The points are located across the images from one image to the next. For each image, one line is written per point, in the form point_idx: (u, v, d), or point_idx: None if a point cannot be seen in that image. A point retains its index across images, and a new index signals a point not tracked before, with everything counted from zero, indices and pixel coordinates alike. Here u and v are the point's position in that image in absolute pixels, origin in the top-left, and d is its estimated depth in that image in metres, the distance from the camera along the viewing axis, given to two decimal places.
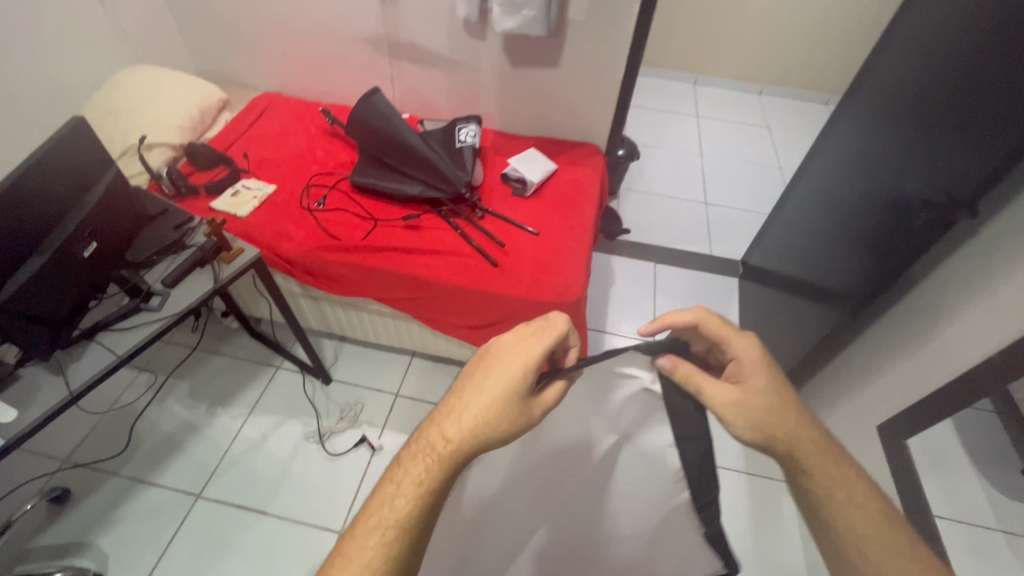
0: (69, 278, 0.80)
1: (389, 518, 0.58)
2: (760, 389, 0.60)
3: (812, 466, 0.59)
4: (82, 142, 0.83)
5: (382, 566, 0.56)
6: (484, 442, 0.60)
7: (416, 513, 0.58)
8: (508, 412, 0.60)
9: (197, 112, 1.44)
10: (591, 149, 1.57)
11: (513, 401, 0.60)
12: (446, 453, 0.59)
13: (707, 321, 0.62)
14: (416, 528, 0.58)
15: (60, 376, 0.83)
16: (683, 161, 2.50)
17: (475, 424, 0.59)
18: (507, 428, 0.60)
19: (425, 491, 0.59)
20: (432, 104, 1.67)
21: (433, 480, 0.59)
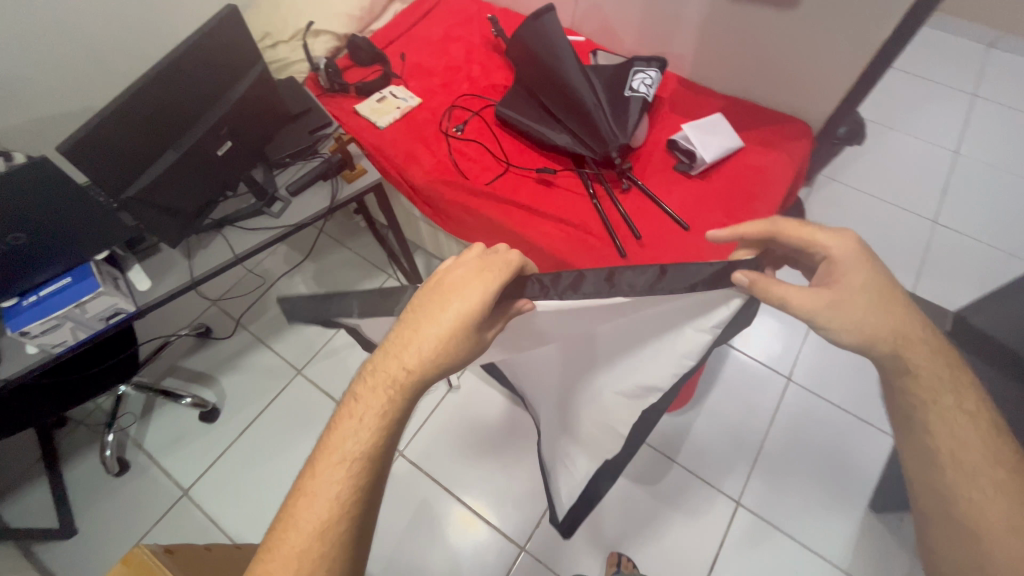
0: (202, 174, 0.82)
1: (344, 457, 0.53)
2: (858, 288, 0.54)
3: (916, 363, 0.54)
4: (232, 35, 0.81)
5: (340, 503, 0.52)
6: (436, 372, 0.55)
7: (375, 447, 0.54)
8: (458, 344, 0.55)
9: (367, 2, 1.37)
10: (798, 131, 1.21)
11: (465, 333, 0.55)
12: (401, 384, 0.54)
13: (783, 228, 0.59)
14: (378, 464, 0.54)
15: (187, 260, 0.90)
16: (925, 155, 1.87)
17: (429, 354, 0.54)
18: (455, 360, 0.55)
19: (386, 423, 0.54)
20: (615, 30, 1.40)
21: (391, 414, 0.54)
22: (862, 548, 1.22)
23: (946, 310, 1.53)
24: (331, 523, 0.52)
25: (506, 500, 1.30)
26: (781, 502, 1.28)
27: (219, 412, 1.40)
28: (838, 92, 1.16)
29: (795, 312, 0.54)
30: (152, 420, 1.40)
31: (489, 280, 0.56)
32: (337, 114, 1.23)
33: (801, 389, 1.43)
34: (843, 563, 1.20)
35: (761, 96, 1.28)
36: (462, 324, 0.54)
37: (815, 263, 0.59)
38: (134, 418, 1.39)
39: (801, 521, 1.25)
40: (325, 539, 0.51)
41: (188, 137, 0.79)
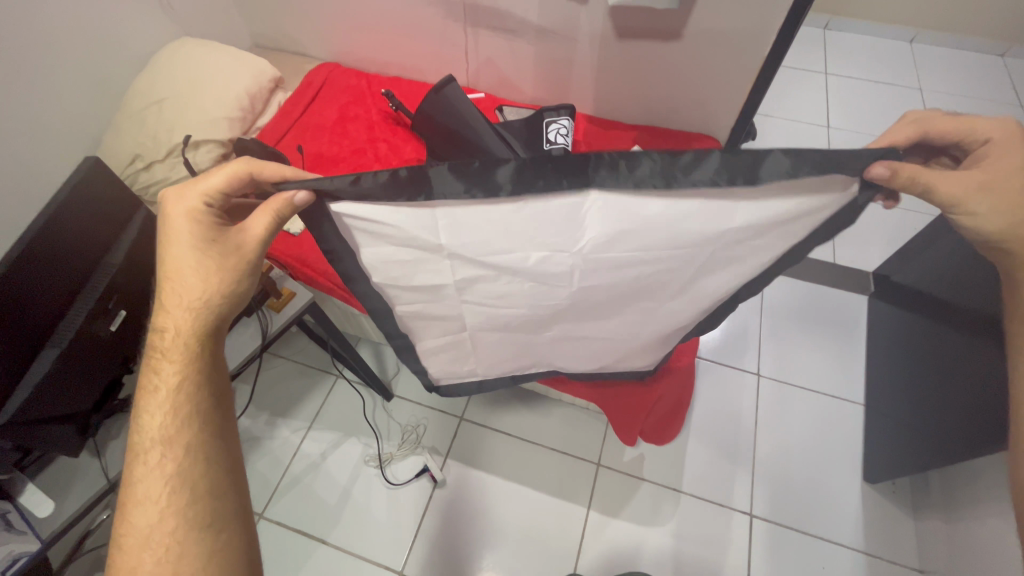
0: (97, 361, 0.68)
1: (160, 442, 0.55)
2: (1016, 169, 0.51)
3: None
4: (98, 190, 0.68)
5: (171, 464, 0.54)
6: (214, 299, 0.59)
7: (189, 382, 0.57)
8: (216, 267, 0.58)
9: (246, 98, 1.26)
10: (708, 147, 1.26)
11: (207, 257, 0.57)
12: (185, 334, 0.58)
13: (937, 122, 0.54)
14: (201, 396, 0.57)
15: (97, 460, 0.74)
16: (806, 135, 2.05)
17: (191, 293, 0.58)
18: (222, 284, 0.58)
19: (184, 376, 0.57)
20: (513, 81, 1.39)
21: (191, 363, 0.58)
22: (874, 525, 1.24)
23: (867, 272, 1.66)
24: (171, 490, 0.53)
25: None
26: (790, 501, 1.27)
27: None
28: (736, 105, 1.22)
29: (941, 199, 0.52)
30: None
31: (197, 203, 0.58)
32: None
33: (772, 381, 1.46)
34: (861, 544, 1.22)
35: (667, 120, 1.32)
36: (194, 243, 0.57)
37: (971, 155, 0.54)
38: None
39: (813, 513, 1.25)
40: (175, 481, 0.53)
41: (66, 324, 0.64)
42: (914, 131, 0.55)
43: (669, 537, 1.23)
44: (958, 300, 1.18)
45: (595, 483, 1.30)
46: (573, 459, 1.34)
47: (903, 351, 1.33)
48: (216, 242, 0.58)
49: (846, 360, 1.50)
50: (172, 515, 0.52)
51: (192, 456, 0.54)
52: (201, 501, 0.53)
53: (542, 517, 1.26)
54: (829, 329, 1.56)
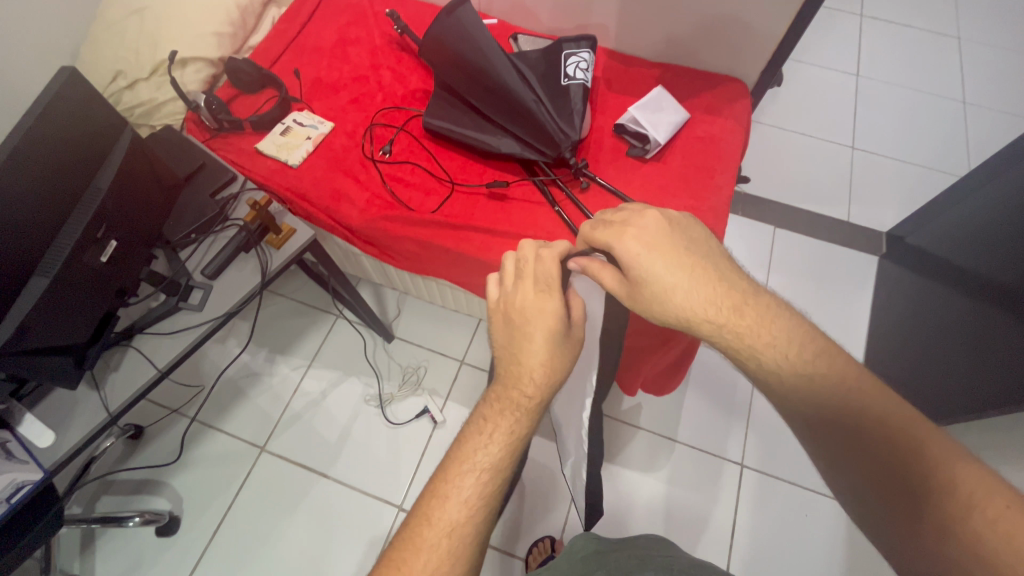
0: (90, 292, 0.64)
1: (464, 488, 0.55)
2: (648, 241, 0.59)
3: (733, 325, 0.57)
4: (79, 105, 0.62)
5: (468, 516, 0.54)
6: (555, 386, 0.61)
7: (516, 441, 0.58)
8: (546, 333, 0.60)
9: (237, 12, 1.14)
10: (735, 91, 1.17)
11: (548, 329, 0.60)
12: (539, 395, 0.59)
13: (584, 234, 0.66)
14: (510, 453, 0.58)
15: (96, 392, 0.72)
16: (833, 84, 1.94)
17: (550, 360, 0.60)
18: (547, 351, 0.59)
19: (518, 435, 0.58)
20: (530, 7, 1.27)
21: (526, 423, 0.59)
22: None
23: (880, 232, 1.62)
24: (461, 543, 0.53)
25: (519, 526, 1.22)
26: (780, 454, 1.30)
27: (177, 520, 1.21)
28: (772, 43, 1.12)
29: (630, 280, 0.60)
30: (98, 551, 1.17)
31: (556, 286, 0.61)
32: (237, 158, 1.03)
33: None
34: None
35: (693, 58, 1.23)
36: (557, 334, 0.60)
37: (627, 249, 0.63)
38: (75, 552, 1.17)
39: (802, 464, 1.29)
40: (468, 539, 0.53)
41: (53, 252, 0.60)
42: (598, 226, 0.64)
43: (660, 483, 1.27)
44: (976, 266, 1.15)
45: None
46: None
47: (912, 315, 1.32)
48: (569, 337, 0.61)
49: (850, 317, 1.49)
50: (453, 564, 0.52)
51: (476, 509, 0.55)
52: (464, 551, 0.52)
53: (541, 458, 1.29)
54: (836, 288, 1.54)
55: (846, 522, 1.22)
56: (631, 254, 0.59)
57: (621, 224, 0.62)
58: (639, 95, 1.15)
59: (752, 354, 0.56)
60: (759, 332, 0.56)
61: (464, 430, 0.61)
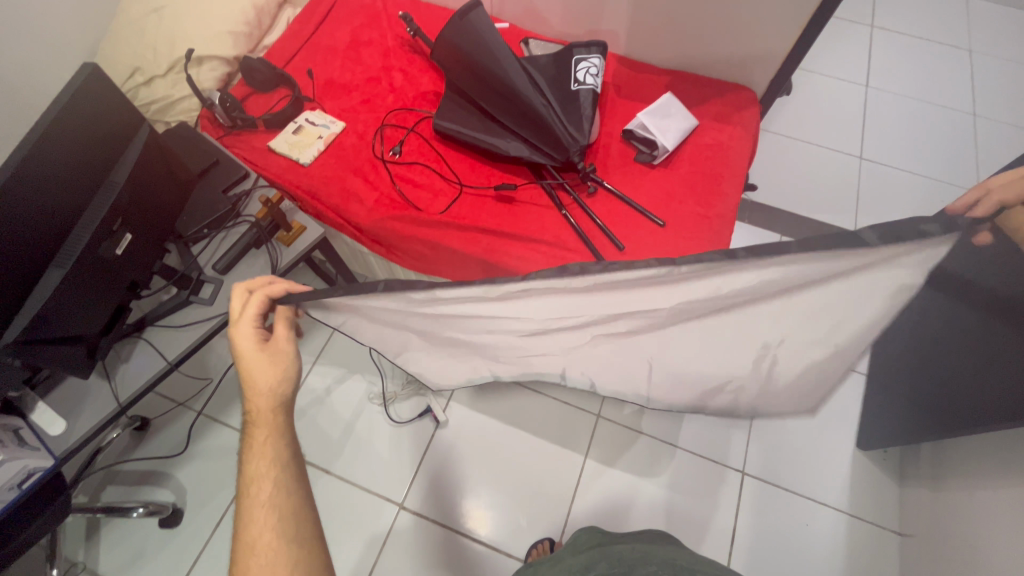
0: (104, 285, 0.65)
1: (265, 515, 0.57)
2: None
3: None
4: (100, 101, 0.63)
5: (279, 527, 0.57)
6: (284, 384, 0.65)
7: (280, 447, 0.62)
8: (247, 355, 0.63)
9: (253, 12, 1.16)
10: (744, 98, 1.18)
11: (252, 352, 0.63)
12: (271, 400, 0.64)
13: None
14: (283, 457, 0.62)
15: (107, 382, 0.73)
16: (842, 94, 1.94)
17: (264, 371, 0.64)
18: (258, 368, 0.63)
19: (275, 442, 0.62)
20: (542, 13, 1.28)
21: (278, 428, 0.63)
22: (863, 490, 1.26)
23: None
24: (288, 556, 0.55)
25: (521, 528, 1.22)
26: (780, 462, 1.30)
27: (180, 511, 1.22)
28: (783, 51, 1.13)
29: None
30: (103, 541, 1.19)
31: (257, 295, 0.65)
32: (250, 155, 1.04)
33: None
34: (846, 506, 1.25)
35: (703, 66, 1.23)
36: (256, 349, 0.64)
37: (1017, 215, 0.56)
38: (80, 542, 1.18)
39: (803, 473, 1.28)
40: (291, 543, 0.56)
41: (70, 245, 0.61)
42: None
43: (660, 488, 1.27)
44: None
45: (593, 429, 1.33)
46: (574, 409, 1.36)
47: None
48: (269, 344, 0.65)
49: None
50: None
51: (278, 523, 0.57)
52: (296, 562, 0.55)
53: (542, 460, 1.30)
54: None
55: (846, 533, 1.22)
56: None
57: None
58: (649, 101, 1.16)
59: None
60: None
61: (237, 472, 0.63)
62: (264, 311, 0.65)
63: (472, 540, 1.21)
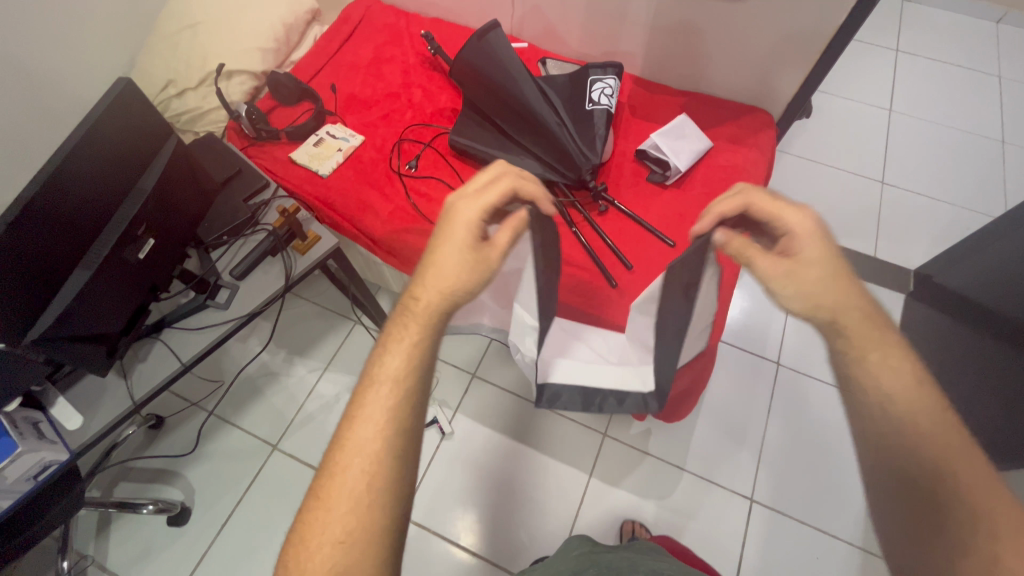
0: (124, 287, 0.68)
1: (380, 404, 0.56)
2: (813, 257, 0.58)
3: (853, 334, 0.56)
4: (134, 111, 0.67)
5: (383, 426, 0.55)
6: (460, 292, 0.63)
7: (421, 350, 0.60)
8: (453, 249, 0.63)
9: (282, 29, 1.21)
10: (760, 121, 1.18)
11: (460, 249, 0.63)
12: (433, 304, 0.61)
13: (756, 203, 0.61)
14: (418, 363, 0.59)
15: (123, 381, 0.76)
16: (864, 117, 1.92)
17: (452, 274, 0.62)
18: (456, 273, 0.62)
19: (415, 345, 0.60)
20: (560, 33, 1.31)
21: (423, 335, 0.61)
22: None
23: (908, 270, 1.59)
24: (372, 457, 0.53)
25: (522, 544, 1.21)
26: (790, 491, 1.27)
27: (188, 510, 1.24)
28: (800, 73, 1.13)
29: (760, 278, 0.59)
30: (113, 536, 1.22)
31: (488, 195, 0.63)
32: (272, 165, 1.08)
33: (792, 372, 1.41)
34: (858, 539, 1.21)
35: (719, 88, 1.24)
36: (463, 248, 0.63)
37: (776, 238, 0.62)
38: (91, 536, 1.21)
39: (815, 503, 1.25)
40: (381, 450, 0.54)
41: (95, 249, 0.64)
42: (735, 208, 0.62)
43: (665, 511, 1.25)
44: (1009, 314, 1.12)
45: (599, 447, 1.32)
46: (581, 426, 1.35)
47: None
48: (480, 249, 0.63)
49: None
50: (367, 473, 0.52)
51: (387, 422, 0.55)
52: (378, 465, 0.53)
53: (546, 477, 1.29)
54: None
55: (858, 568, 1.18)
56: (774, 268, 0.58)
57: (786, 233, 0.60)
58: (664, 122, 1.17)
59: (866, 384, 0.55)
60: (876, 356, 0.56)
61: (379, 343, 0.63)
62: (485, 211, 0.63)
63: (474, 554, 1.20)
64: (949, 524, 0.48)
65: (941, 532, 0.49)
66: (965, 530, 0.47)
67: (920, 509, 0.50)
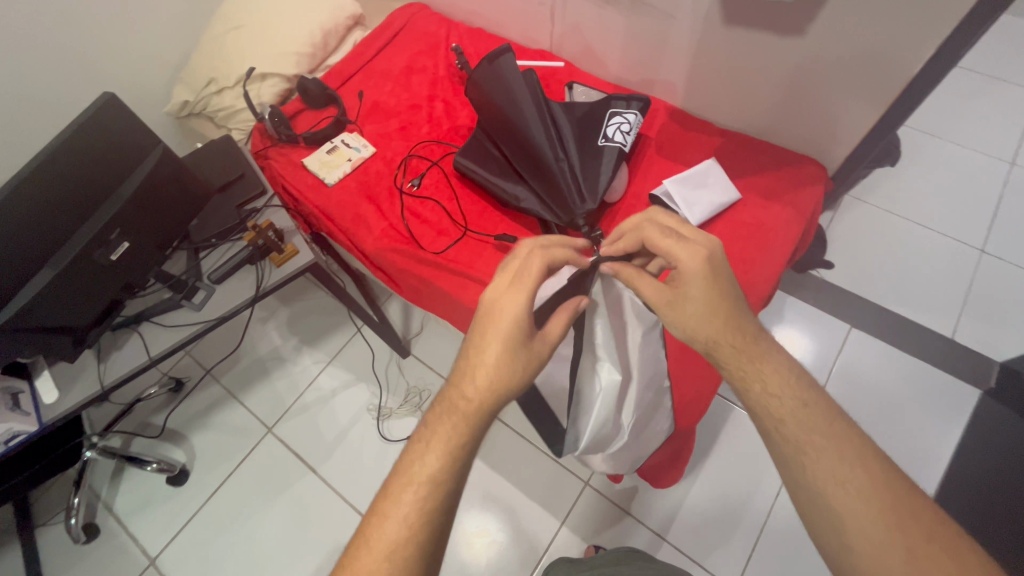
0: (93, 285, 0.73)
1: (408, 508, 0.52)
2: (689, 293, 0.59)
3: (726, 362, 0.58)
4: (113, 126, 0.72)
5: (412, 535, 0.52)
6: (504, 392, 0.57)
7: (460, 452, 0.55)
8: (507, 346, 0.57)
9: (320, 34, 1.24)
10: (807, 174, 1.03)
11: (511, 345, 0.57)
12: (479, 406, 0.57)
13: (648, 235, 0.64)
14: (456, 466, 0.55)
15: (97, 366, 0.82)
16: (974, 170, 1.62)
17: (497, 370, 0.57)
18: (507, 372, 0.57)
19: (453, 448, 0.55)
20: (599, 54, 1.22)
21: (463, 439, 0.56)
22: None
23: (993, 362, 1.33)
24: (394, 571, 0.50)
25: None
26: None
27: (186, 473, 1.35)
28: (865, 123, 0.96)
29: (657, 309, 0.63)
30: (122, 483, 1.35)
31: (524, 285, 0.59)
32: (284, 169, 1.12)
33: None
34: None
35: (767, 129, 1.10)
36: (515, 342, 0.57)
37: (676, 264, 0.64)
38: (105, 479, 1.36)
39: None
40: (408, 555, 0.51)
41: (65, 251, 0.68)
42: (632, 242, 0.67)
43: None
44: None
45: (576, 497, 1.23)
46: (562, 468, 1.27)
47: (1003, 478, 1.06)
48: (530, 345, 0.59)
49: (919, 457, 1.24)
50: None
51: (416, 530, 0.52)
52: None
53: (515, 518, 1.22)
54: (910, 417, 1.30)
55: None
56: (652, 299, 0.63)
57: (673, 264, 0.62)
58: (690, 165, 1.05)
59: (764, 398, 0.56)
60: (760, 370, 0.57)
61: (413, 435, 0.59)
62: (529, 303, 0.58)
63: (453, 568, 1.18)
64: (906, 506, 0.49)
65: (911, 520, 0.48)
66: (909, 501, 0.50)
67: (885, 511, 0.49)
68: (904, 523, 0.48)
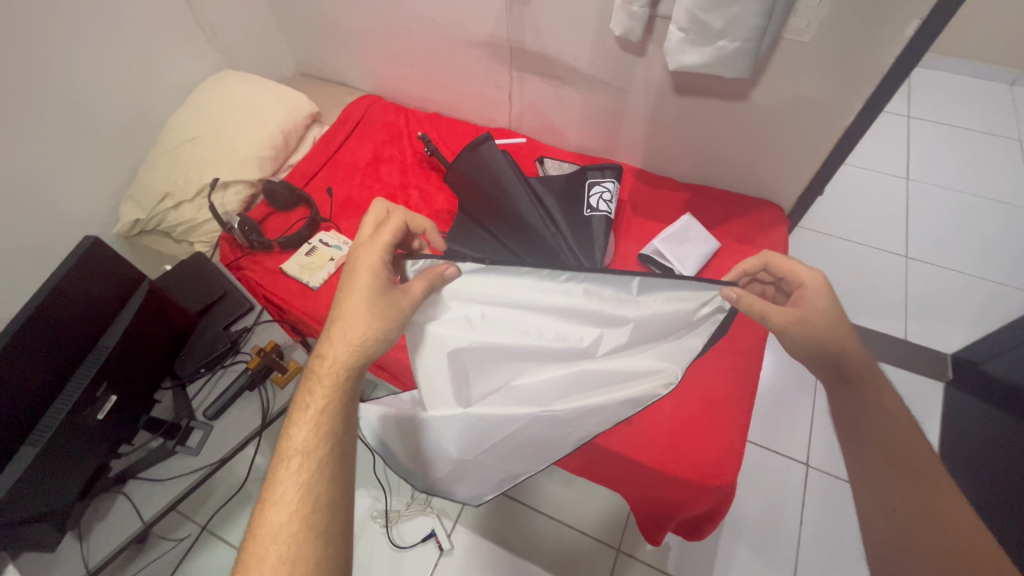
0: (80, 450, 0.63)
1: (293, 470, 0.52)
2: (818, 306, 0.66)
3: (849, 369, 0.64)
4: (98, 268, 0.65)
5: (299, 492, 0.50)
6: (372, 345, 0.61)
7: (337, 408, 0.57)
8: (366, 296, 0.62)
9: (280, 135, 1.22)
10: (769, 217, 1.13)
11: (370, 294, 0.62)
12: (345, 359, 0.60)
13: (773, 260, 0.72)
14: (334, 416, 0.56)
15: (79, 545, 0.70)
16: (880, 188, 1.85)
17: (360, 323, 0.61)
18: (372, 320, 0.61)
19: (328, 406, 0.56)
20: (559, 128, 1.30)
21: (336, 394, 0.57)
22: None
23: (944, 355, 1.47)
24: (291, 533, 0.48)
25: None
26: None
27: None
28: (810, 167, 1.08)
29: (774, 327, 0.67)
30: None
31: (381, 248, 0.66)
32: (262, 278, 1.05)
33: (826, 475, 1.25)
34: None
35: (724, 179, 1.20)
36: (369, 291, 0.62)
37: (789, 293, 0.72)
38: None
39: None
40: (307, 512, 0.49)
41: (50, 417, 0.59)
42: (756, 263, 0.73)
43: None
44: None
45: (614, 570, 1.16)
46: (592, 540, 1.20)
47: (990, 463, 1.15)
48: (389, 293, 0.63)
49: None
50: (286, 547, 0.47)
51: (306, 486, 0.51)
52: (300, 539, 0.48)
53: None
54: None
55: None
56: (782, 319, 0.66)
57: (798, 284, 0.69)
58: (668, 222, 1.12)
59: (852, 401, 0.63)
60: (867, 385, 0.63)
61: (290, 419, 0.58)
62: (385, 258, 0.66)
63: None
64: (939, 520, 0.53)
65: (937, 529, 0.52)
66: (953, 521, 0.52)
67: (911, 511, 0.54)
68: (933, 531, 0.52)
